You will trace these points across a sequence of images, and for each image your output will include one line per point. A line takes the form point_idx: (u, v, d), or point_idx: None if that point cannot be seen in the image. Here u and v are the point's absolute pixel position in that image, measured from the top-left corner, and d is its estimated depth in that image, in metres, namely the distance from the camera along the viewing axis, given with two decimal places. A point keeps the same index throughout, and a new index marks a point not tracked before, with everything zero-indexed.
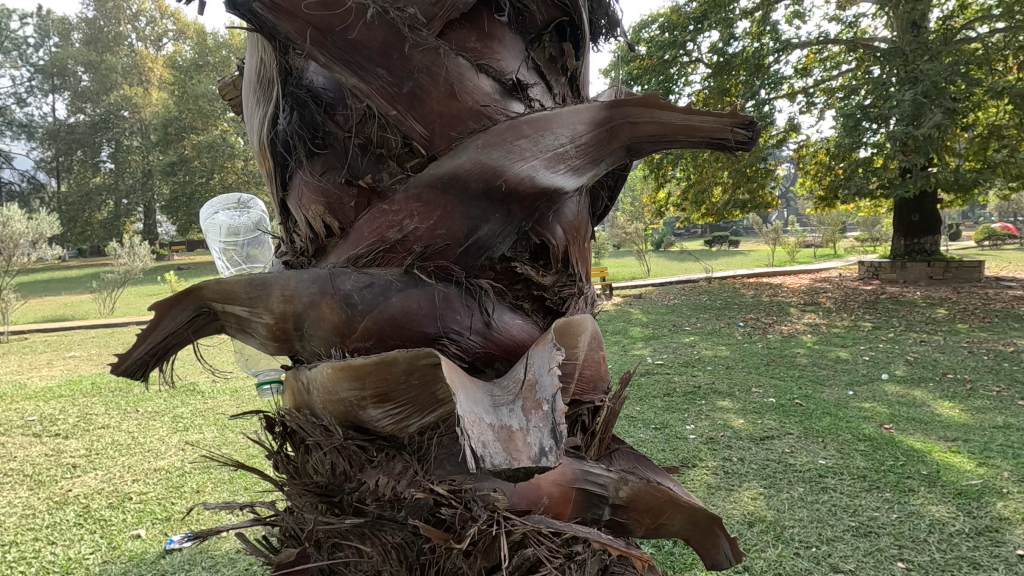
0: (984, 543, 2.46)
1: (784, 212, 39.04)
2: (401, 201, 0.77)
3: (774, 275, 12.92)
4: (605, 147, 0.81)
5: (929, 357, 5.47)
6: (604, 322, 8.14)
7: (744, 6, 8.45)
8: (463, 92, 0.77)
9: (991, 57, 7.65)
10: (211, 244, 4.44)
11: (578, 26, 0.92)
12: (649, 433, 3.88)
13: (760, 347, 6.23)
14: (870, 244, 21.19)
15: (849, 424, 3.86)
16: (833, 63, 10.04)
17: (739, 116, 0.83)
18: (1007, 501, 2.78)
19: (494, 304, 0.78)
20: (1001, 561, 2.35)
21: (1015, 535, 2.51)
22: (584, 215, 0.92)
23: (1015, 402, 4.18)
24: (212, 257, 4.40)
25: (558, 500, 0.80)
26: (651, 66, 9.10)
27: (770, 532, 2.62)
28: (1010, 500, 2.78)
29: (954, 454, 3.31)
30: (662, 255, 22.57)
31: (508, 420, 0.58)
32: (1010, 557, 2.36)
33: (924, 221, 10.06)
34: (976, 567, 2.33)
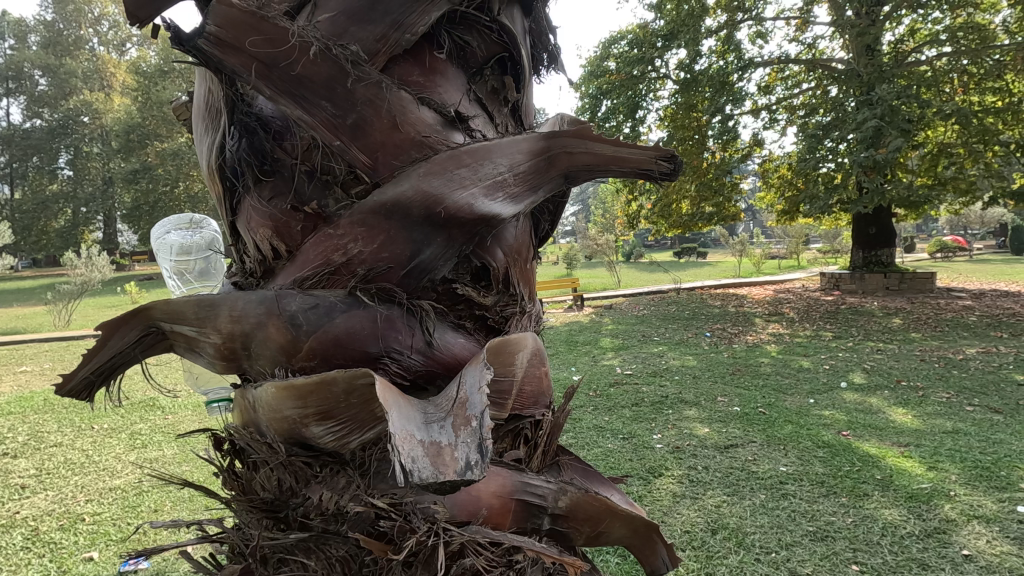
0: (932, 545, 2.58)
1: (750, 225, 40.33)
2: (345, 225, 0.81)
3: (740, 286, 13.28)
4: (543, 175, 0.87)
5: (885, 365, 5.73)
6: (574, 333, 8.25)
7: (709, 25, 8.74)
8: (405, 124, 0.81)
9: (940, 79, 8.07)
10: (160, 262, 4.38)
11: (518, 60, 0.97)
12: (616, 442, 3.95)
13: (726, 357, 6.40)
14: (831, 256, 21.97)
15: (809, 431, 4.00)
16: (794, 82, 10.48)
17: (662, 149, 0.90)
18: (954, 503, 2.92)
19: (435, 323, 0.82)
20: (948, 561, 2.47)
21: (961, 536, 2.64)
22: (525, 237, 0.97)
23: (963, 408, 4.39)
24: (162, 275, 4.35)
25: (497, 511, 0.84)
26: (620, 82, 9.39)
27: (732, 539, 2.70)
28: (956, 502, 2.92)
29: (906, 459, 3.47)
30: (633, 266, 23.02)
31: (438, 436, 0.62)
32: (956, 557, 2.49)
33: (880, 234, 10.52)
34: (925, 568, 2.44)
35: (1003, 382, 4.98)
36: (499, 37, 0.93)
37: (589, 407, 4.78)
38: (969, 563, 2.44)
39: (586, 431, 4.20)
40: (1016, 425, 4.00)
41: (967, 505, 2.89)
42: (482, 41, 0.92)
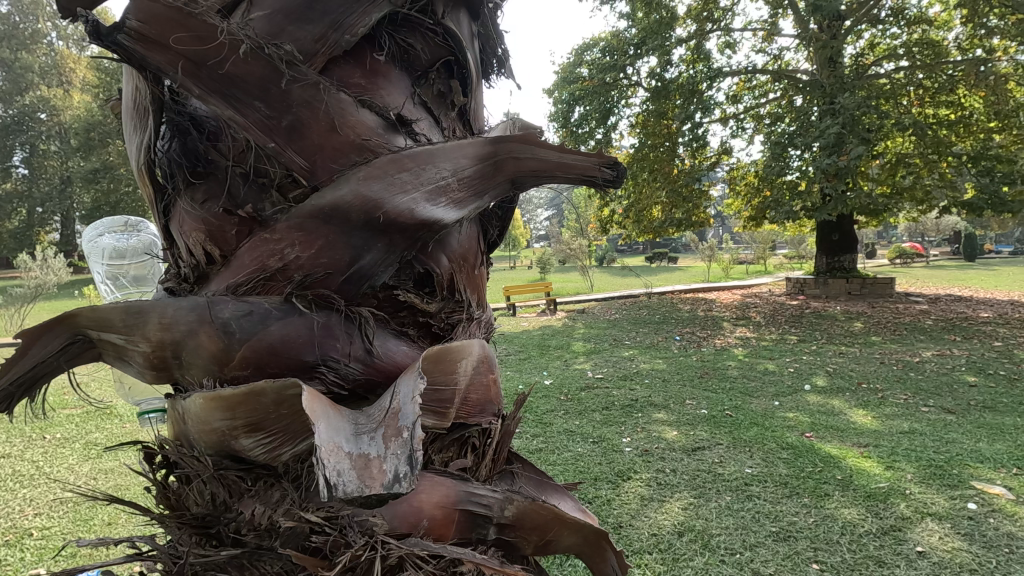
0: (888, 543, 2.66)
1: (719, 231, 41.22)
2: (282, 230, 0.78)
3: (709, 291, 13.53)
4: (489, 180, 0.86)
5: (846, 367, 5.90)
6: (546, 337, 8.27)
7: (679, 35, 8.90)
8: (344, 126, 0.80)
9: (898, 91, 8.37)
10: (94, 267, 4.26)
11: (465, 65, 0.97)
12: (586, 446, 3.96)
13: (694, 360, 6.50)
14: (796, 261, 22.59)
15: (774, 433, 4.09)
16: (761, 91, 10.76)
17: (606, 157, 0.91)
18: (909, 501, 3.01)
19: (375, 330, 0.81)
20: (903, 558, 2.54)
21: (916, 533, 2.72)
22: (472, 244, 0.97)
23: (919, 408, 4.56)
24: (96, 280, 4.24)
25: (440, 522, 0.82)
26: (594, 88, 9.49)
27: (698, 541, 2.73)
28: (912, 500, 3.02)
29: (865, 459, 3.57)
30: (606, 270, 23.24)
31: (367, 447, 0.61)
32: (910, 554, 2.56)
33: (842, 240, 10.85)
34: (881, 564, 2.51)
35: (956, 383, 5.19)
36: (444, 40, 0.92)
37: (560, 411, 4.78)
38: (922, 560, 2.51)
39: (556, 435, 4.20)
40: (968, 424, 4.17)
41: (921, 503, 2.98)
42: (427, 44, 0.91)
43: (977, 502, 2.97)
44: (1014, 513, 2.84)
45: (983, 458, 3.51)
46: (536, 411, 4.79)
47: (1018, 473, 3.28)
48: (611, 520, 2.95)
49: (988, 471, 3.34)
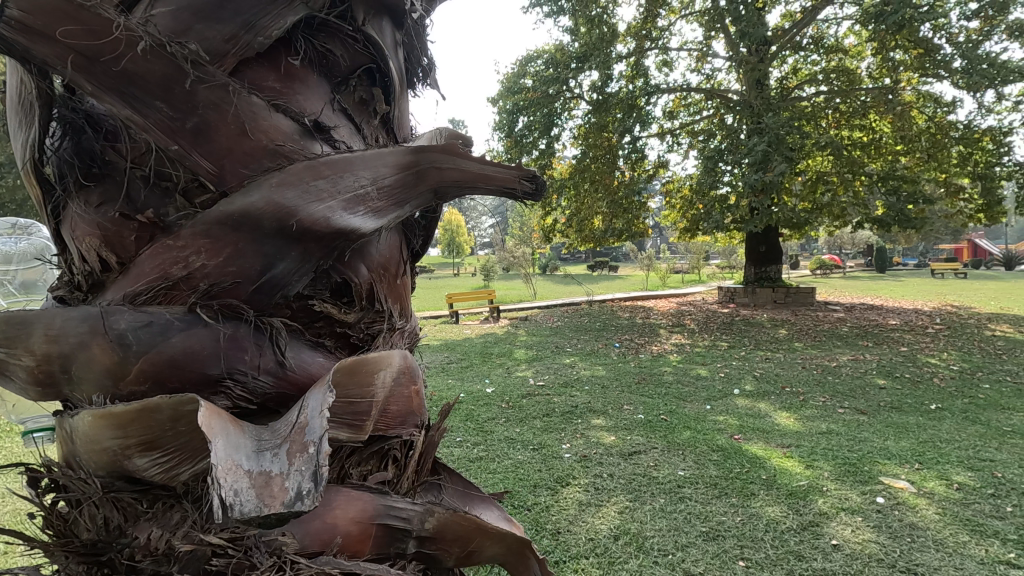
0: (807, 537, 2.81)
1: (656, 241, 42.79)
2: (187, 236, 0.75)
3: (647, 299, 13.97)
4: (411, 189, 0.87)
5: (772, 372, 6.23)
6: (488, 344, 8.27)
7: (619, 51, 9.19)
8: (255, 130, 0.80)
9: (817, 113, 8.99)
10: None
11: (386, 72, 1.01)
12: (526, 453, 3.98)
13: (632, 367, 6.67)
14: (728, 271, 23.75)
15: (705, 436, 4.25)
16: (695, 109, 11.30)
17: (525, 169, 0.95)
18: (826, 497, 3.21)
19: (287, 341, 0.80)
20: (820, 551, 2.70)
21: (831, 527, 2.90)
22: (393, 252, 0.97)
23: (835, 410, 4.88)
24: None
25: (355, 538, 0.80)
26: (537, 99, 9.64)
27: (633, 543, 2.80)
28: (828, 496, 3.22)
29: (787, 459, 3.78)
30: (549, 279, 23.56)
31: (269, 464, 0.63)
32: (826, 547, 2.72)
33: (769, 252, 11.50)
34: (800, 558, 2.65)
35: (868, 386, 5.58)
36: (364, 48, 0.96)
37: (501, 419, 4.77)
38: (837, 552, 2.68)
39: (496, 443, 4.19)
40: (877, 423, 4.49)
41: (837, 498, 3.19)
42: (347, 51, 0.94)
43: (885, 496, 3.20)
44: (915, 505, 3.08)
45: (891, 455, 3.80)
46: (476, 419, 4.76)
47: (920, 467, 3.56)
48: (549, 526, 2.97)
49: (894, 467, 3.61)
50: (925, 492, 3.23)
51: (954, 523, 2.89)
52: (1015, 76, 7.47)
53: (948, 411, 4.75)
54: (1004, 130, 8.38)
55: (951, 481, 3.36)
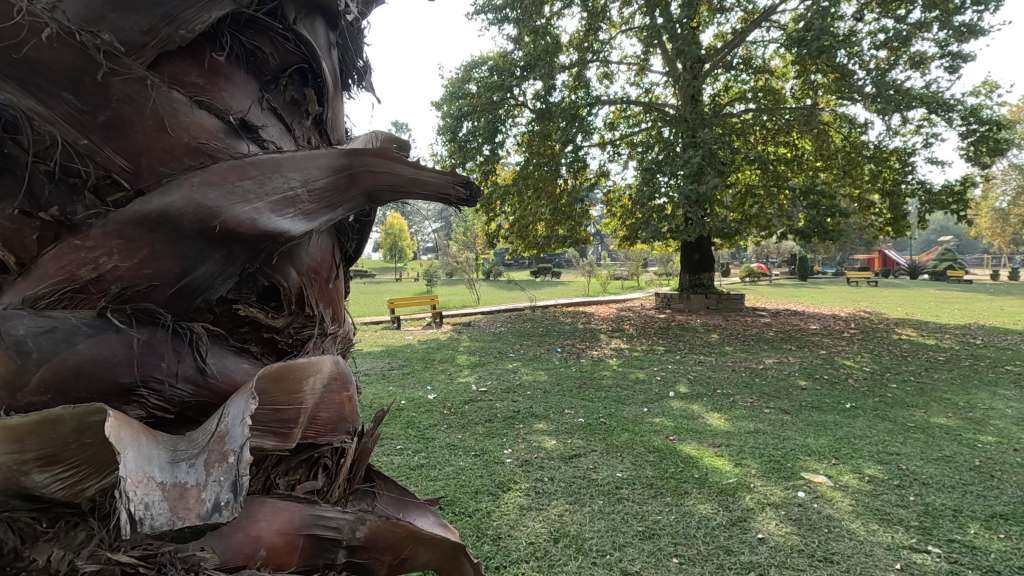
0: (735, 532, 2.95)
1: (597, 248, 43.95)
2: (97, 237, 0.73)
3: (588, 304, 14.26)
4: (343, 192, 0.87)
5: (704, 375, 6.50)
6: (430, 350, 8.17)
7: (563, 61, 9.39)
8: (176, 128, 0.80)
9: (746, 129, 9.52)
10: None
11: (319, 73, 1.02)
12: (468, 459, 3.96)
13: (572, 371, 6.78)
14: (665, 278, 24.64)
15: (642, 438, 4.38)
16: (634, 121, 11.71)
17: (459, 175, 0.97)
18: (753, 493, 3.39)
19: (208, 347, 0.80)
20: (747, 545, 2.84)
21: (757, 521, 3.06)
22: (325, 256, 0.97)
23: (761, 410, 5.16)
24: None
25: (280, 550, 0.79)
26: (481, 105, 9.68)
27: (572, 545, 2.84)
28: (755, 492, 3.40)
29: (718, 458, 3.96)
30: (492, 284, 23.63)
31: (184, 476, 0.64)
32: (753, 541, 2.87)
33: (702, 260, 12.02)
34: (730, 552, 2.78)
35: (791, 387, 5.93)
36: (296, 48, 0.97)
37: (443, 425, 4.73)
38: (762, 545, 2.83)
39: (437, 450, 4.15)
40: (799, 422, 4.79)
41: (762, 494, 3.37)
42: (277, 49, 0.95)
43: (805, 490, 3.41)
44: (832, 497, 3.31)
45: (811, 451, 4.05)
46: (418, 426, 4.70)
47: (836, 463, 3.82)
48: (490, 532, 2.97)
49: (814, 463, 3.85)
50: (840, 485, 3.47)
51: (865, 513, 3.11)
52: (918, 102, 8.20)
53: (860, 409, 5.12)
54: (908, 151, 9.18)
55: (864, 474, 3.62)
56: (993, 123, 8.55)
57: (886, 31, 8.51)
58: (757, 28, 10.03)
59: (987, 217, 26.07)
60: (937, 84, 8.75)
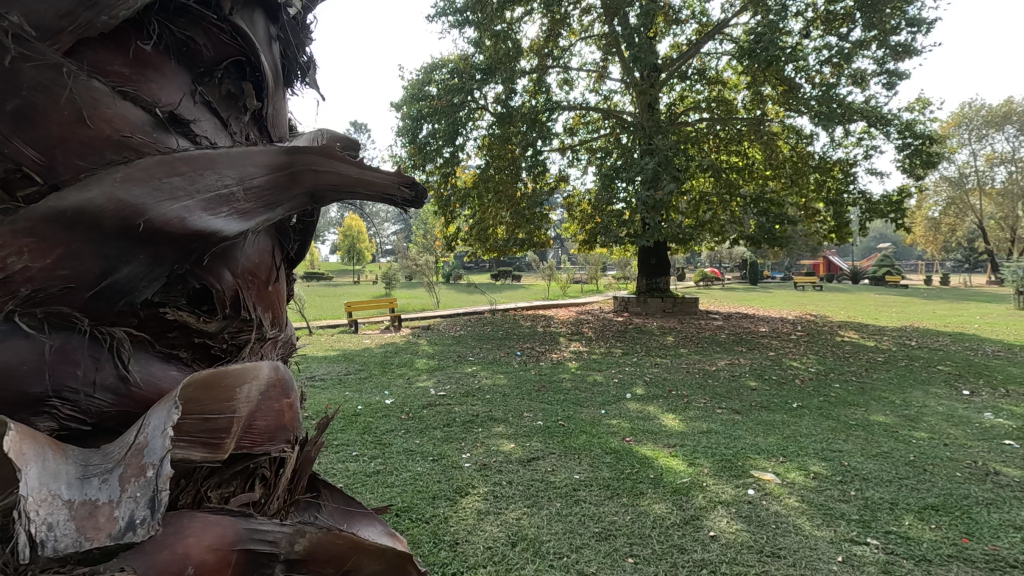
0: (688, 531, 3.01)
1: (557, 252, 44.37)
2: (6, 235, 0.74)
3: (548, 308, 14.33)
4: (283, 190, 0.93)
5: (660, 377, 6.63)
6: (389, 354, 8.03)
7: (523, 66, 9.45)
8: (95, 119, 0.82)
9: (700, 137, 9.82)
10: None
11: (258, 67, 1.08)
12: (425, 465, 3.91)
13: (532, 374, 6.80)
14: (623, 282, 25.06)
15: (599, 439, 4.43)
16: (593, 127, 11.90)
17: (405, 176, 1.04)
18: (706, 492, 3.47)
19: (130, 354, 0.85)
20: (699, 542, 2.90)
21: (709, 519, 3.13)
22: (262, 256, 1.02)
23: (714, 411, 5.30)
24: None
25: (211, 567, 0.77)
26: (442, 107, 9.61)
27: (529, 549, 2.83)
28: (707, 491, 3.48)
29: (673, 458, 4.04)
30: (452, 288, 23.47)
31: (95, 493, 0.71)
32: (705, 538, 2.93)
33: (659, 264, 12.29)
34: (683, 550, 2.83)
35: (741, 388, 6.12)
36: (230, 39, 1.02)
37: (400, 430, 4.66)
38: (714, 542, 2.89)
39: (394, 456, 4.07)
40: (749, 422, 4.94)
41: (714, 492, 3.46)
42: (210, 40, 1.00)
43: (755, 488, 3.52)
44: (779, 494, 3.43)
45: (761, 450, 4.18)
46: (374, 432, 4.60)
47: (783, 460, 3.96)
48: (448, 538, 2.93)
49: (763, 461, 3.98)
50: (788, 482, 3.60)
51: (810, 509, 3.23)
52: (859, 116, 8.65)
53: (806, 409, 5.32)
54: (850, 162, 9.65)
55: (809, 471, 3.77)
56: (926, 137, 9.09)
57: (829, 48, 8.94)
58: (711, 40, 10.38)
59: (920, 226, 27.72)
60: (876, 99, 9.25)
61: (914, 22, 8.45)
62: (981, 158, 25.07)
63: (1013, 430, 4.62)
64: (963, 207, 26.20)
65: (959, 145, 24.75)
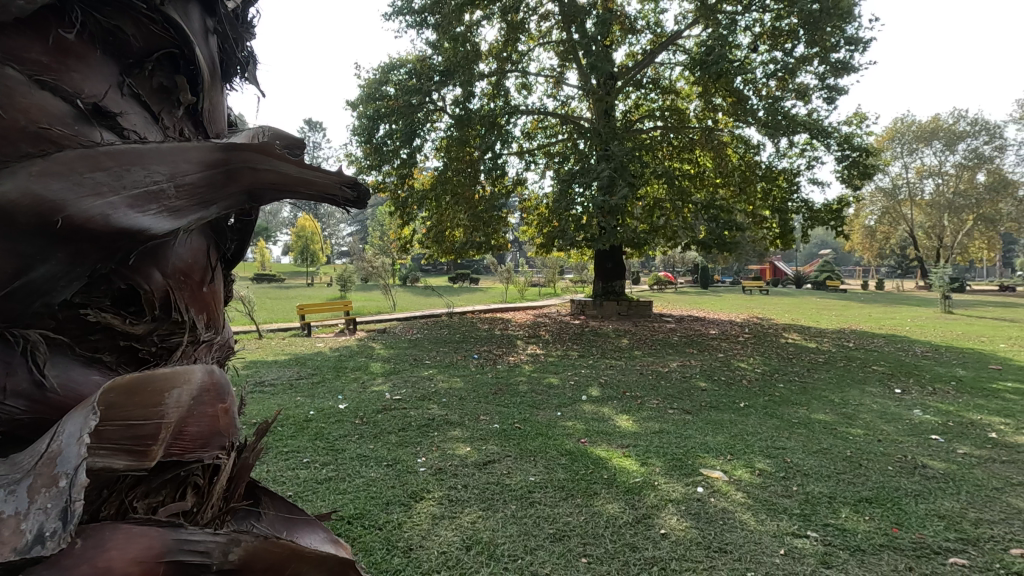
0: (640, 529, 3.07)
1: (516, 255, 44.62)
2: None
3: (506, 310, 14.35)
4: (219, 187, 0.94)
5: (615, 379, 6.75)
6: (343, 358, 7.87)
7: (481, 69, 9.46)
8: (12, 109, 0.80)
9: (653, 144, 10.09)
10: None
11: (192, 60, 1.07)
12: (380, 470, 3.84)
13: (488, 377, 6.80)
14: (579, 286, 25.42)
15: (555, 441, 4.47)
16: (551, 132, 12.05)
17: (347, 176, 1.07)
18: (657, 491, 3.56)
19: (49, 359, 0.84)
20: (650, 541, 2.96)
21: (660, 518, 3.20)
22: (196, 255, 1.01)
23: (666, 411, 5.43)
24: None
25: None
26: (399, 108, 9.50)
27: (484, 552, 2.83)
28: (658, 490, 3.56)
29: (625, 458, 4.12)
30: (409, 290, 23.22)
31: (3, 506, 0.70)
32: (656, 537, 3.00)
33: (614, 268, 12.50)
34: (635, 548, 2.89)
35: (692, 388, 6.31)
36: (162, 30, 1.01)
37: (353, 436, 4.56)
38: (664, 540, 2.97)
39: (347, 462, 3.98)
40: (700, 421, 5.10)
41: (666, 492, 3.54)
42: (140, 31, 0.98)
43: (703, 486, 3.63)
44: (727, 491, 3.54)
45: (710, 449, 4.32)
46: (326, 438, 4.49)
47: (731, 458, 4.10)
48: (401, 544, 2.88)
49: (711, 459, 4.11)
50: (734, 480, 3.73)
51: (755, 505, 3.35)
52: (801, 128, 9.08)
53: (752, 408, 5.53)
54: (793, 171, 10.11)
55: (754, 468, 3.91)
56: (862, 150, 9.63)
57: (775, 62, 9.35)
58: (664, 51, 10.69)
59: (858, 233, 29.31)
60: (818, 112, 9.74)
61: (852, 41, 8.95)
62: (912, 171, 26.73)
63: (939, 425, 4.94)
64: (895, 217, 27.89)
65: (892, 158, 26.36)
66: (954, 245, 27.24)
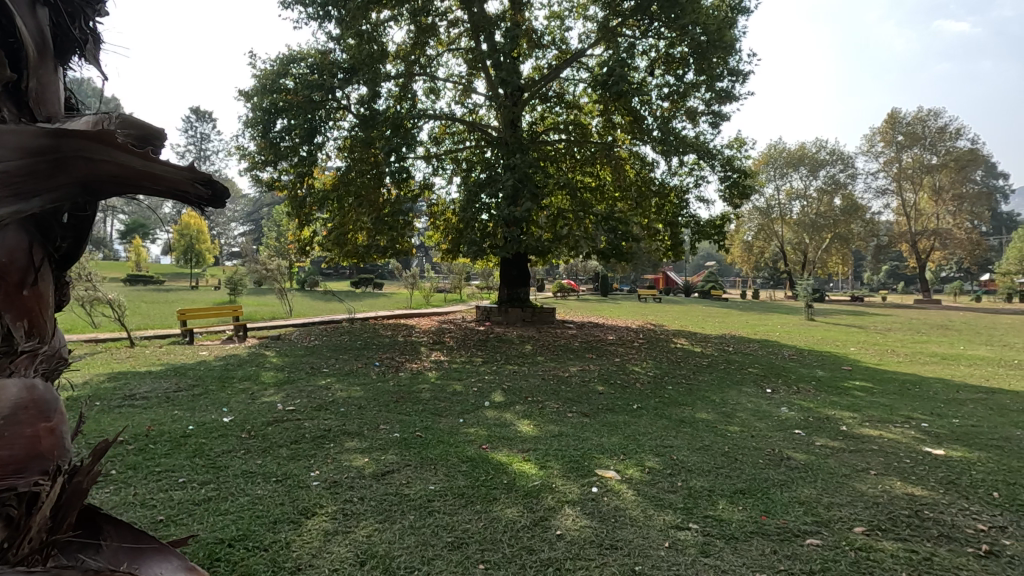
0: (537, 532, 3.13)
1: (422, 261, 43.94)
2: None
3: (410, 317, 14.07)
4: (44, 175, 0.99)
5: (518, 385, 6.84)
6: (230, 368, 7.30)
7: (388, 70, 9.27)
8: None
9: (557, 156, 10.43)
10: None
11: (15, 32, 1.09)
12: (268, 487, 3.59)
13: (390, 385, 6.61)
14: (486, 292, 25.57)
15: (456, 448, 4.45)
16: (457, 138, 12.07)
17: (198, 173, 1.10)
18: (554, 493, 3.65)
19: None
20: (546, 542, 3.02)
21: (557, 519, 3.29)
22: (22, 252, 1.02)
23: (565, 415, 5.59)
24: None
25: None
26: (298, 103, 9.05)
27: (379, 566, 2.73)
28: (556, 492, 3.66)
29: (525, 462, 4.18)
30: (308, 295, 22.01)
31: None
32: (552, 538, 3.07)
33: (520, 276, 12.70)
34: (532, 551, 2.93)
35: (591, 392, 6.54)
36: None
37: (239, 451, 4.24)
38: (561, 540, 3.04)
39: (230, 479, 3.70)
40: (597, 423, 5.31)
41: (563, 493, 3.64)
42: None
43: (598, 485, 3.77)
44: (619, 490, 3.71)
45: (605, 450, 4.50)
46: (207, 455, 4.12)
47: (624, 458, 4.30)
48: (289, 564, 2.72)
49: (606, 460, 4.28)
50: (626, 478, 3.91)
51: (644, 501, 3.55)
52: (691, 149, 9.81)
53: (644, 409, 5.85)
54: (683, 188, 10.88)
55: (645, 466, 4.13)
56: (742, 172, 10.59)
57: (669, 86, 10.05)
58: (569, 67, 11.11)
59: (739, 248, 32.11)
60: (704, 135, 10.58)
61: (735, 72, 9.84)
62: (783, 193, 29.83)
63: (802, 421, 5.52)
64: (769, 233, 30.91)
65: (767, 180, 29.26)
66: (816, 259, 30.69)
